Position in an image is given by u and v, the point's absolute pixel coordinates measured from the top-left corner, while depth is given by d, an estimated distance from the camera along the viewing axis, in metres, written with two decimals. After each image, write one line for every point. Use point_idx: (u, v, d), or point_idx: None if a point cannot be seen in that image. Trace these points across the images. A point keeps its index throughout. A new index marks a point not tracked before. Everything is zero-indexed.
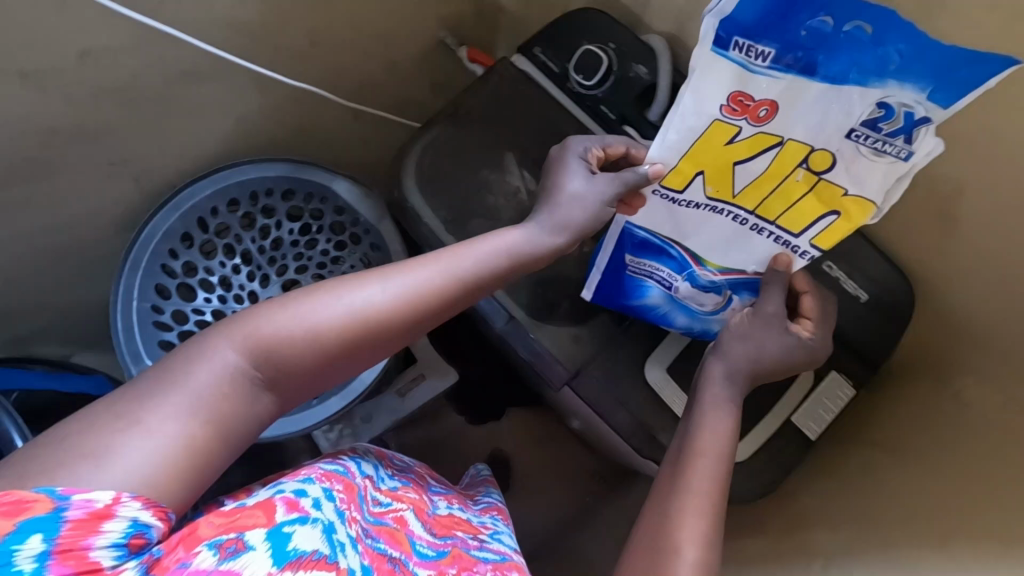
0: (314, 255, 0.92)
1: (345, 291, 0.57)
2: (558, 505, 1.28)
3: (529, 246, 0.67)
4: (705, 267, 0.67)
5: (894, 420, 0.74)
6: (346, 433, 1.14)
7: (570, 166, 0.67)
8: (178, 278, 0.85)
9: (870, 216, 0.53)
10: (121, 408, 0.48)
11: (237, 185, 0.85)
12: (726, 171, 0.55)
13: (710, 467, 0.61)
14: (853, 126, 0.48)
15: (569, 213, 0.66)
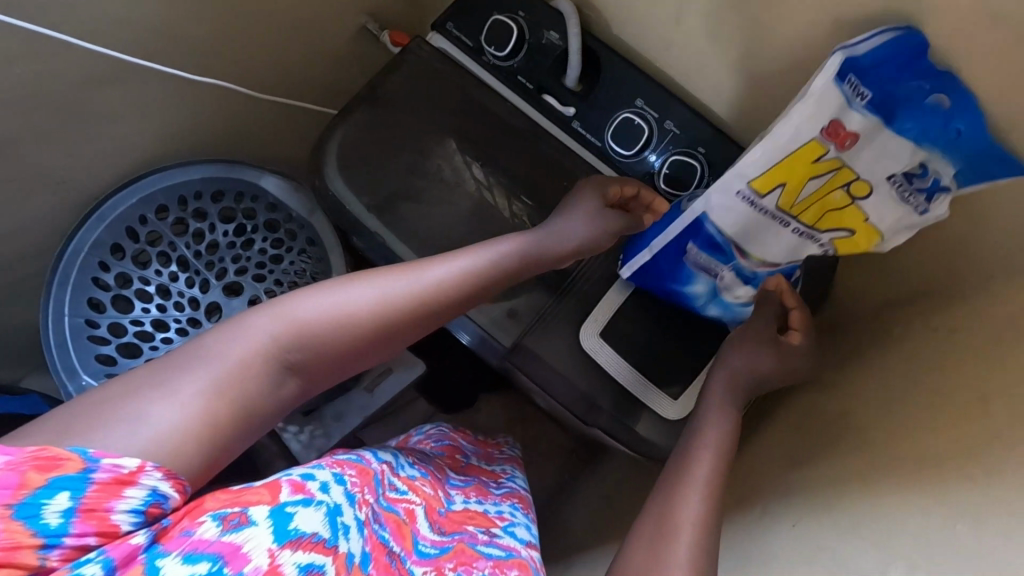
0: (250, 255, 0.92)
1: (378, 278, 0.56)
2: (535, 477, 1.38)
3: (540, 242, 0.66)
4: (748, 257, 0.61)
5: (824, 372, 0.71)
6: (318, 433, 1.24)
7: (583, 199, 0.68)
8: (112, 291, 0.85)
9: (875, 245, 0.56)
10: (158, 375, 0.44)
11: (162, 191, 0.85)
12: (797, 184, 0.53)
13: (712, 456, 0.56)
14: (894, 173, 0.51)
15: (568, 231, 0.67)
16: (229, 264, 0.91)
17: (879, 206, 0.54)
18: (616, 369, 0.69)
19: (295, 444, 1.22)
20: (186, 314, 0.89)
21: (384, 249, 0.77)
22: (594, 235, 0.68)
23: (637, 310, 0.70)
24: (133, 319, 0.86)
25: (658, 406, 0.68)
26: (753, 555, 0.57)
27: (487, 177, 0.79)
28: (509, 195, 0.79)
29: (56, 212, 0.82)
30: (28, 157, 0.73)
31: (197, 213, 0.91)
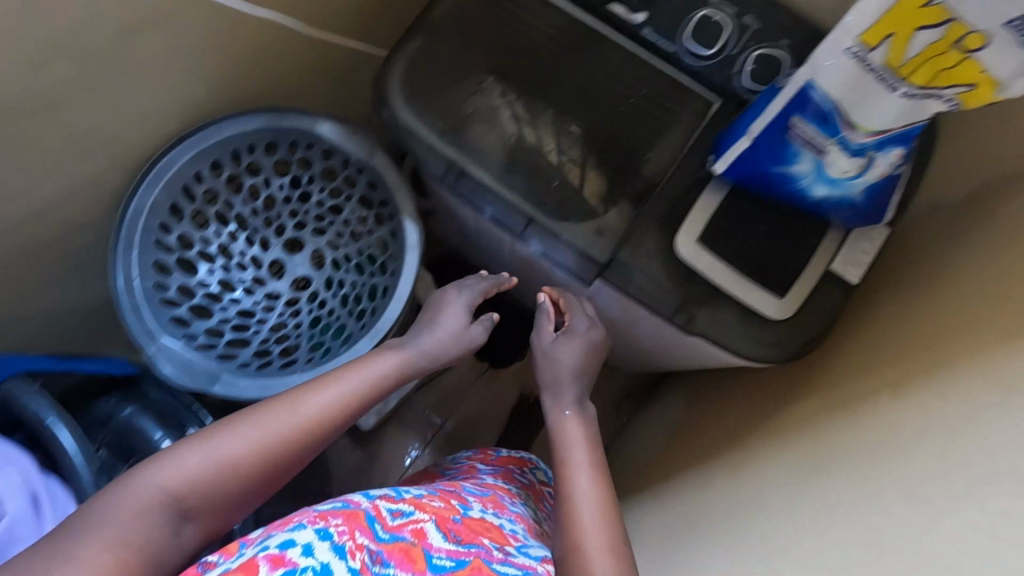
0: (308, 209, 0.90)
1: (263, 414, 0.59)
2: None
3: (417, 355, 0.72)
4: (857, 133, 0.58)
5: (947, 260, 0.69)
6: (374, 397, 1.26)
7: (449, 315, 0.76)
8: (174, 253, 0.83)
9: (1002, 91, 0.51)
10: (50, 551, 0.46)
11: (215, 146, 0.82)
12: (903, 40, 0.50)
13: (581, 461, 0.66)
14: (1017, 16, 0.45)
15: (434, 343, 0.74)
16: (287, 219, 0.90)
17: (1003, 54, 0.48)
18: (713, 275, 0.67)
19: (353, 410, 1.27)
20: (250, 273, 0.88)
21: (458, 180, 0.73)
22: (453, 349, 0.76)
23: (734, 212, 0.68)
24: (199, 281, 0.84)
25: (761, 307, 0.67)
26: None
27: (534, 113, 0.73)
28: (556, 133, 0.73)
29: (103, 176, 0.77)
30: (78, 111, 0.68)
31: (250, 168, 0.88)
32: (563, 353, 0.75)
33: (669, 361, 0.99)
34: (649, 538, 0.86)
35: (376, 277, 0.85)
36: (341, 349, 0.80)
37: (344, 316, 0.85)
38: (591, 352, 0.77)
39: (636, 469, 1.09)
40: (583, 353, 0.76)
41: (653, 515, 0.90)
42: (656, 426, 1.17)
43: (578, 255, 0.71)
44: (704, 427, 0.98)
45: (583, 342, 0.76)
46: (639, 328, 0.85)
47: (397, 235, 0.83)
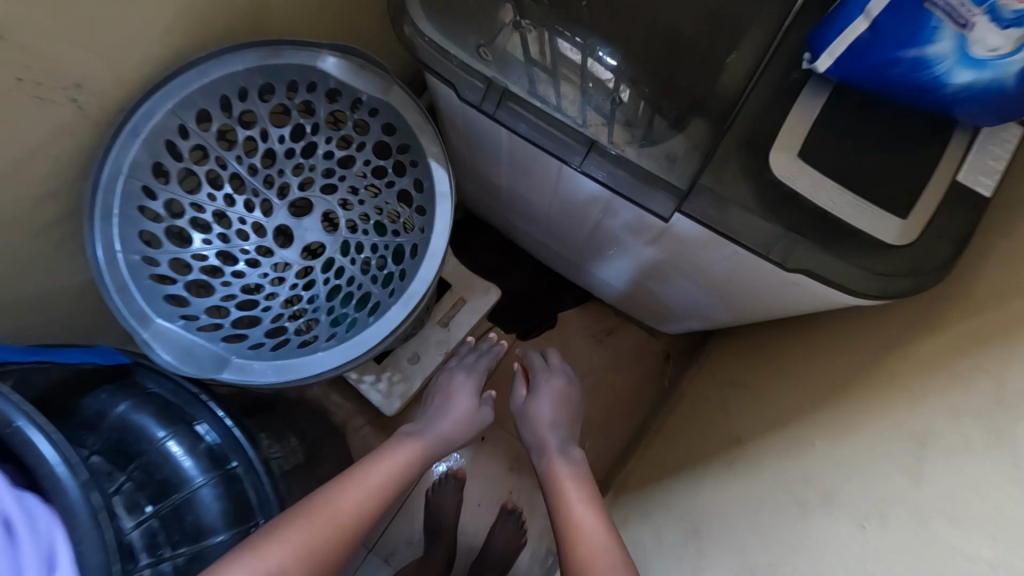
0: (315, 164, 0.78)
1: (294, 515, 0.62)
2: (636, 390, 1.28)
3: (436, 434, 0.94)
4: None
5: None
6: (397, 378, 1.18)
7: (458, 403, 1.00)
8: (164, 222, 0.71)
9: None
10: None
11: (201, 92, 0.69)
12: None
13: (578, 490, 0.79)
14: None
15: (450, 423, 0.97)
16: (292, 177, 0.78)
17: None
18: (821, 198, 0.55)
19: (375, 394, 1.18)
20: (253, 242, 0.76)
21: (500, 106, 0.60)
22: (461, 428, 0.99)
23: (839, 119, 0.56)
24: (195, 253, 0.73)
25: (878, 230, 0.56)
26: None
27: (555, 44, 0.62)
28: (585, 70, 0.62)
29: (73, 132, 0.64)
30: (31, 54, 0.54)
31: (244, 119, 0.76)
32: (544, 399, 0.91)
33: (735, 310, 0.87)
34: (729, 508, 0.76)
35: (401, 236, 0.73)
36: (369, 319, 0.68)
37: (366, 283, 0.73)
38: (566, 398, 0.94)
39: (695, 436, 0.99)
40: (561, 399, 0.92)
41: (729, 482, 0.80)
42: (710, 389, 1.07)
43: (650, 182, 0.59)
44: (775, 381, 0.87)
45: (558, 395, 0.92)
46: (712, 270, 0.73)
47: (423, 182, 0.71)
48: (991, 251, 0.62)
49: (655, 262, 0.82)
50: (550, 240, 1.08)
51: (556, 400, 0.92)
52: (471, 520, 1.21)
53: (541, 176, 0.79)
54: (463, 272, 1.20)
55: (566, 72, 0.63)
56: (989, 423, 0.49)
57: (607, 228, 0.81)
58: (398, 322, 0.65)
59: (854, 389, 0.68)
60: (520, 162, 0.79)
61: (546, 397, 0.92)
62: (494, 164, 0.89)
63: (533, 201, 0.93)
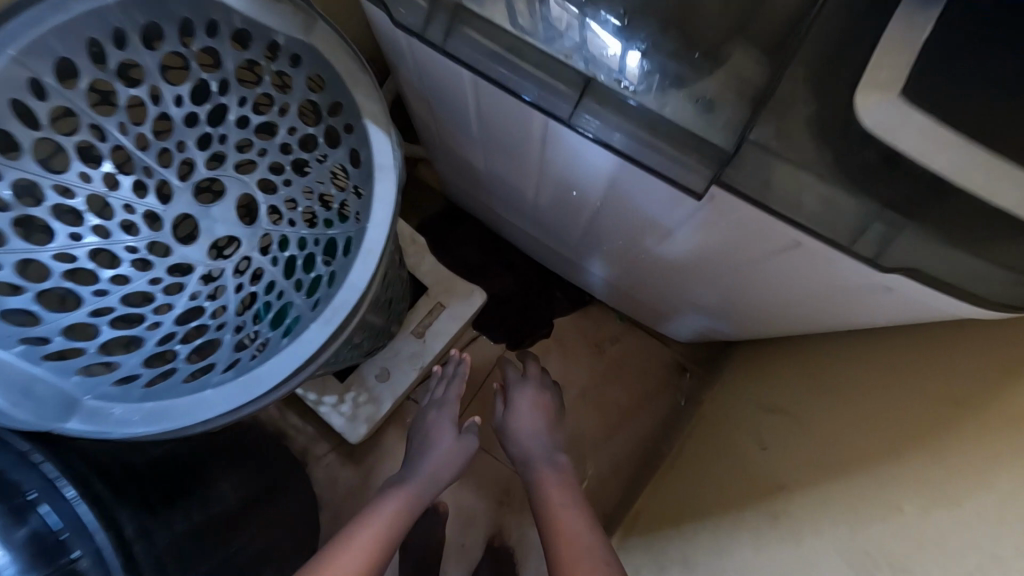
0: (225, 133, 0.59)
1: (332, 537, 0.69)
2: (646, 408, 1.09)
3: (421, 476, 0.78)
4: None
5: None
6: (362, 399, 1.00)
7: (442, 435, 0.84)
8: (10, 212, 0.51)
9: None
10: None
11: (59, 33, 0.48)
12: None
13: (565, 499, 0.69)
14: None
15: (437, 462, 0.81)
16: (195, 151, 0.59)
17: None
18: (937, 159, 0.36)
19: (337, 418, 0.99)
20: (143, 237, 0.58)
21: (449, 35, 0.42)
22: (453, 465, 0.83)
23: (977, 40, 0.36)
24: (58, 253, 0.54)
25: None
26: None
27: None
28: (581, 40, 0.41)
29: None
30: None
31: (129, 74, 0.57)
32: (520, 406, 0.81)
33: (776, 318, 0.68)
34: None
35: (333, 227, 0.55)
36: (282, 341, 0.50)
37: (286, 289, 0.54)
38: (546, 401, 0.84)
39: (723, 475, 0.81)
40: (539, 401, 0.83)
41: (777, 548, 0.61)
42: (739, 413, 0.88)
43: (679, 148, 0.39)
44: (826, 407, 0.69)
45: (536, 398, 0.83)
46: (754, 269, 0.54)
47: (361, 152, 0.52)
48: None
49: (673, 259, 0.63)
50: (542, 233, 0.89)
51: (534, 403, 0.82)
52: (454, 563, 1.03)
53: (523, 148, 0.60)
54: (442, 272, 1.02)
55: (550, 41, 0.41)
56: None
57: (611, 215, 0.62)
58: (319, 344, 0.47)
59: (957, 436, 0.49)
60: (495, 130, 0.60)
61: (523, 402, 0.82)
62: (467, 136, 0.70)
63: (518, 183, 0.74)
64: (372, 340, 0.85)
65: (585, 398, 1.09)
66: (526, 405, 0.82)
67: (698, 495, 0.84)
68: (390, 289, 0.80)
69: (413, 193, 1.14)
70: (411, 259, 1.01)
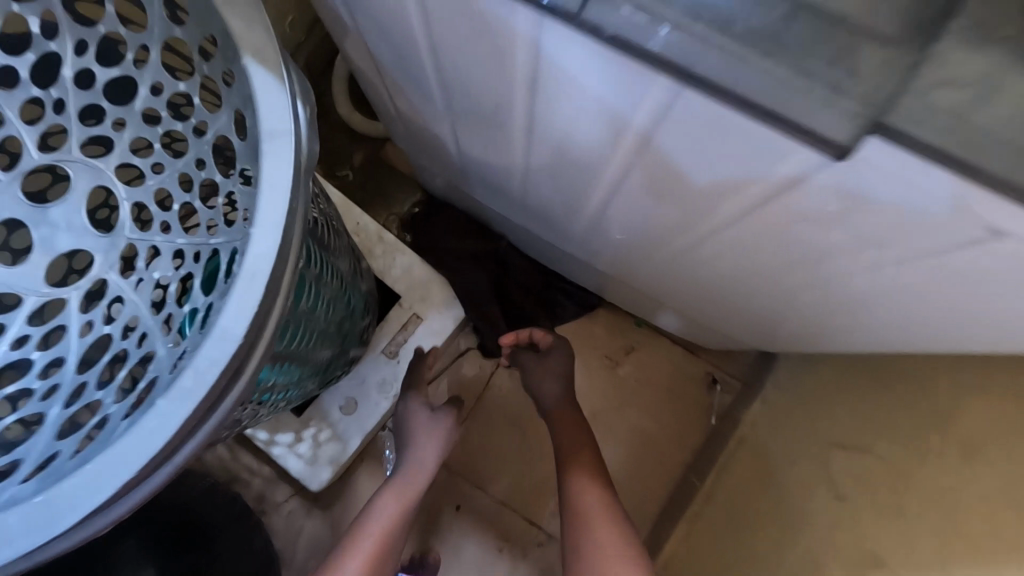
0: (59, 98, 0.39)
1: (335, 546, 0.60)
2: (669, 430, 0.91)
3: (409, 477, 0.63)
4: None
5: None
6: (325, 437, 0.82)
7: (419, 422, 0.67)
8: None
9: None
10: None
11: None
12: None
13: (589, 473, 0.63)
14: None
15: (425, 457, 0.65)
16: (17, 126, 0.39)
17: None
18: None
19: (294, 460, 0.83)
20: None
21: None
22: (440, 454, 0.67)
23: None
24: None
25: None
26: None
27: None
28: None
29: None
30: None
31: None
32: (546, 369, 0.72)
33: (861, 334, 0.50)
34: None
35: (217, 234, 0.36)
36: (120, 425, 0.31)
37: (153, 331, 0.35)
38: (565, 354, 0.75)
39: (794, 535, 0.62)
40: (559, 356, 0.73)
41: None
42: (795, 448, 0.70)
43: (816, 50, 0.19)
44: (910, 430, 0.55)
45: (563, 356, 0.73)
46: (885, 264, 0.33)
47: (248, 114, 0.33)
48: None
49: (726, 257, 0.47)
50: (543, 226, 0.70)
51: (553, 358, 0.73)
52: None
53: (508, 103, 0.40)
54: (417, 277, 0.83)
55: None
56: None
57: (633, 205, 0.46)
58: (172, 429, 0.28)
59: None
60: (469, 79, 0.40)
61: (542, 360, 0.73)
62: (431, 98, 0.50)
63: (503, 165, 0.56)
64: (324, 371, 0.66)
65: (597, 422, 0.91)
66: (546, 364, 0.73)
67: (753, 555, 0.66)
68: (342, 309, 0.61)
69: (379, 180, 0.96)
70: (376, 262, 0.83)
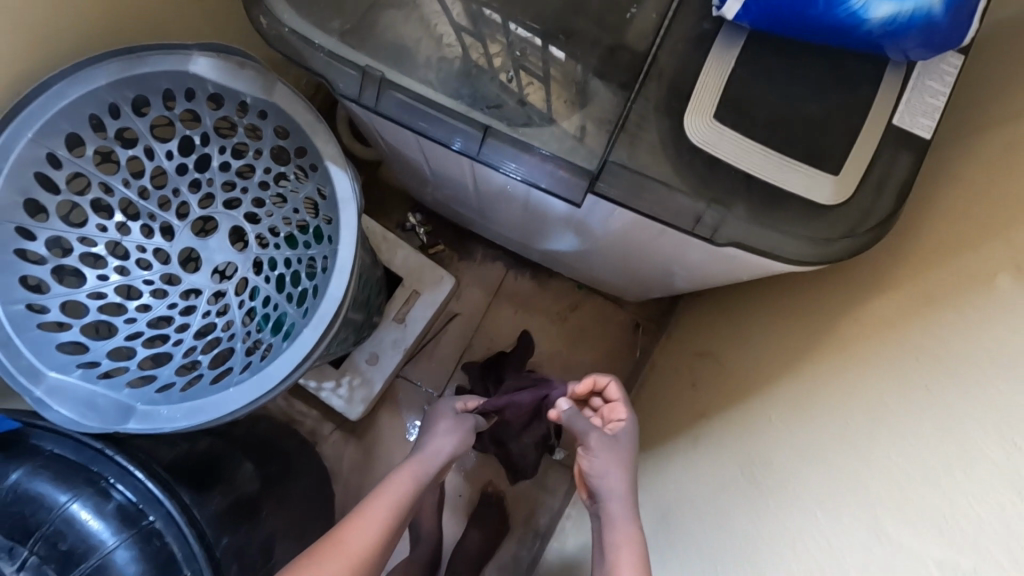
0: (212, 178, 0.71)
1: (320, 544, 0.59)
2: (608, 364, 1.24)
3: (426, 457, 0.68)
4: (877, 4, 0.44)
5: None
6: (357, 382, 1.14)
7: (446, 418, 0.73)
8: (47, 262, 0.64)
9: None
10: None
11: (65, 113, 0.62)
12: None
13: (629, 564, 0.61)
14: None
15: (441, 446, 0.70)
16: (189, 195, 0.71)
17: None
18: (745, 161, 0.50)
19: (337, 400, 1.15)
20: (156, 271, 0.70)
21: (380, 96, 0.53)
22: (462, 442, 0.72)
23: (752, 80, 0.50)
24: (90, 292, 0.67)
25: (810, 191, 0.50)
26: (984, 345, 0.42)
27: (479, 14, 0.54)
28: (507, 34, 0.54)
29: None
30: None
31: (124, 136, 0.69)
32: (606, 465, 0.65)
33: (687, 281, 0.83)
34: (693, 487, 0.72)
35: (313, 248, 0.68)
36: (283, 345, 0.63)
37: (282, 302, 0.68)
38: (634, 442, 0.69)
39: (660, 411, 0.96)
40: (624, 447, 0.67)
41: (694, 463, 0.76)
42: (673, 361, 1.04)
43: (561, 164, 0.52)
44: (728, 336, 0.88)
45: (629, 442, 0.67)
46: (654, 241, 0.66)
47: (327, 189, 0.64)
48: (928, 196, 0.57)
49: (600, 245, 0.79)
50: (496, 225, 1.01)
51: (618, 450, 0.66)
52: (454, 512, 1.21)
53: (460, 166, 0.72)
54: (413, 264, 1.15)
55: (491, 42, 0.54)
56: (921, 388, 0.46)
57: (541, 217, 0.79)
58: (312, 344, 0.60)
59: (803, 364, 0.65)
60: (439, 153, 0.72)
61: (614, 456, 0.66)
62: (416, 157, 0.82)
63: (465, 191, 0.88)
64: (357, 331, 0.99)
65: (555, 362, 1.24)
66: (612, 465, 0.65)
67: (642, 430, 1.00)
68: (367, 289, 0.93)
69: (380, 193, 1.27)
70: (384, 255, 1.15)
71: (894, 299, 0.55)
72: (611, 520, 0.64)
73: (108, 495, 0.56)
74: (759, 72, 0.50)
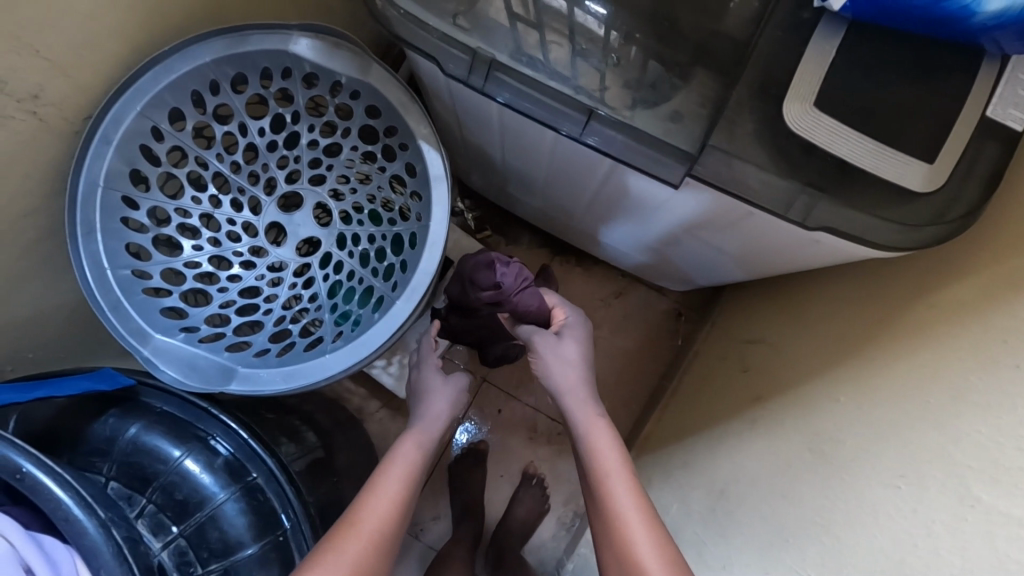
0: (299, 154, 0.74)
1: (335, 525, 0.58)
2: (649, 350, 1.26)
3: (427, 422, 0.70)
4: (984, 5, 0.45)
5: None
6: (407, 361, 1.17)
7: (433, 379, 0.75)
8: (149, 232, 0.68)
9: None
10: None
11: (171, 89, 0.64)
12: None
13: (603, 441, 0.64)
14: None
15: (438, 408, 0.72)
16: (277, 172, 0.74)
17: None
18: (841, 149, 0.52)
19: (388, 377, 1.17)
20: (245, 244, 0.73)
21: (488, 78, 0.55)
22: (457, 402, 0.74)
23: (853, 70, 0.52)
24: (186, 261, 0.70)
25: (902, 178, 0.52)
26: None
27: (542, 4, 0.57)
28: (570, 22, 0.57)
29: (68, 156, 0.63)
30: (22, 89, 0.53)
31: (219, 113, 0.71)
32: (546, 361, 0.70)
33: (747, 270, 0.85)
34: (753, 465, 0.74)
35: (397, 225, 0.71)
36: (374, 315, 0.66)
37: (367, 275, 0.71)
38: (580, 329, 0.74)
39: (706, 394, 0.98)
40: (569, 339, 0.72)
41: (749, 443, 0.78)
42: (718, 347, 1.06)
43: (659, 150, 0.55)
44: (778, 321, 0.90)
45: (577, 333, 0.72)
46: (727, 226, 0.68)
47: (416, 166, 0.67)
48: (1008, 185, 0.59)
49: (664, 232, 0.81)
50: (551, 210, 1.03)
51: (563, 343, 0.71)
52: (495, 491, 1.24)
53: (535, 149, 0.74)
54: (464, 247, 1.18)
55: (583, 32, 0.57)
56: (1007, 369, 0.47)
57: (607, 202, 0.80)
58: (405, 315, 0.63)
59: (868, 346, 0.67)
60: (518, 139, 0.74)
61: (559, 349, 0.70)
62: (485, 142, 0.84)
63: (526, 176, 0.90)
64: None
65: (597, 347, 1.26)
66: (560, 357, 0.70)
67: (687, 413, 1.02)
68: None
69: None
70: None
71: (975, 284, 0.56)
72: (572, 409, 0.68)
73: (214, 450, 0.61)
74: (861, 61, 0.52)
